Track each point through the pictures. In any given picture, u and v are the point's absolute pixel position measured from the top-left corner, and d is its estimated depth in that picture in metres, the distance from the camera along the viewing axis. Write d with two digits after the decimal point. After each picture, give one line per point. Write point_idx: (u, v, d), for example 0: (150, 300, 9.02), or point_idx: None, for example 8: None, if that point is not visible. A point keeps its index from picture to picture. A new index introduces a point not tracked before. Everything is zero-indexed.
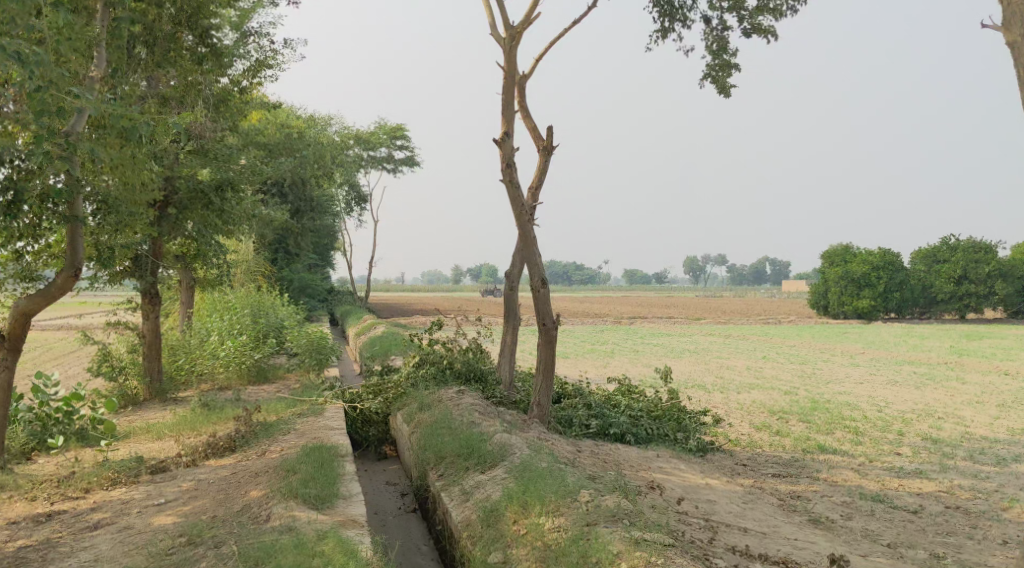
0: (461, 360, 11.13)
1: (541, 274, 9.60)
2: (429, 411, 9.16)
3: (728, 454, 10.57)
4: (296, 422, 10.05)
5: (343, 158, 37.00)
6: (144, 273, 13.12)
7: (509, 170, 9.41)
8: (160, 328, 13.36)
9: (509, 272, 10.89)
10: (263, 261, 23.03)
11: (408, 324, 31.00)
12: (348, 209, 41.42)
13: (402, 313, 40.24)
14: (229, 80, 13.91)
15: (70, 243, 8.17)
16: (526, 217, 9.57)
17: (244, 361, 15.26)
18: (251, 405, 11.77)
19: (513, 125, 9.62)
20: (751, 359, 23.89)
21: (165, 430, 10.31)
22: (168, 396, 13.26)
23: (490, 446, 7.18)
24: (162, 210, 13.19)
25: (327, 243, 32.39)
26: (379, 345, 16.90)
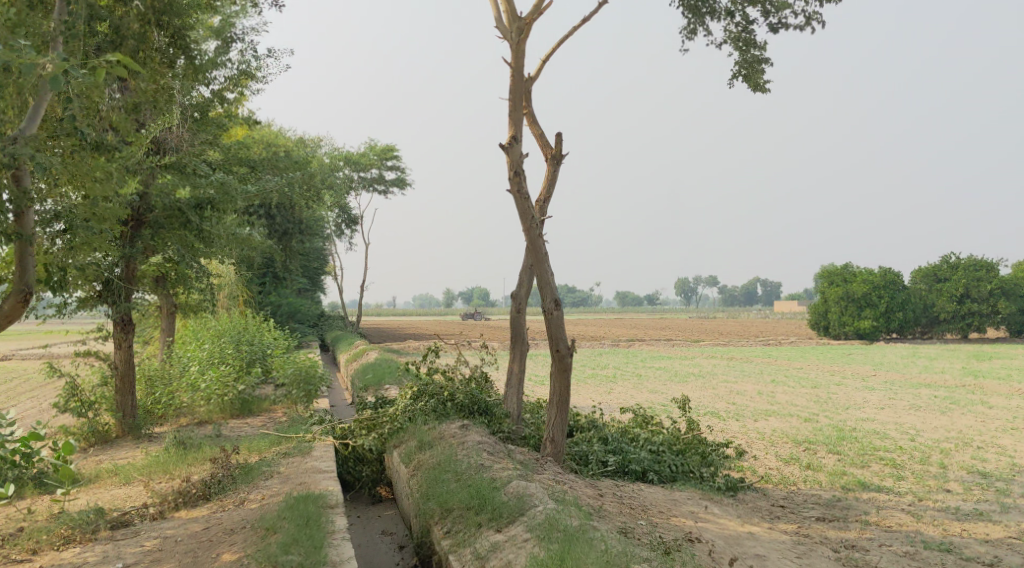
0: (464, 391, 10.12)
1: (555, 293, 8.61)
2: (431, 450, 8.13)
3: (760, 493, 9.57)
4: (280, 463, 8.97)
5: (332, 180, 36.06)
6: (117, 298, 12.04)
7: (517, 178, 8.47)
8: (134, 358, 12.29)
9: (516, 292, 9.90)
10: (247, 286, 21.98)
11: (401, 349, 29.91)
12: (338, 232, 40.39)
13: (394, 338, 39.15)
14: (205, 89, 13.02)
15: (18, 263, 7.14)
16: (536, 232, 8.58)
17: (227, 394, 14.20)
18: (232, 443, 10.68)
19: (522, 129, 8.74)
20: (760, 382, 22.91)
21: (133, 473, 9.21)
22: (142, 432, 12.20)
23: (504, 496, 6.18)
24: (136, 230, 12.19)
25: (316, 266, 31.35)
26: (372, 374, 15.83)
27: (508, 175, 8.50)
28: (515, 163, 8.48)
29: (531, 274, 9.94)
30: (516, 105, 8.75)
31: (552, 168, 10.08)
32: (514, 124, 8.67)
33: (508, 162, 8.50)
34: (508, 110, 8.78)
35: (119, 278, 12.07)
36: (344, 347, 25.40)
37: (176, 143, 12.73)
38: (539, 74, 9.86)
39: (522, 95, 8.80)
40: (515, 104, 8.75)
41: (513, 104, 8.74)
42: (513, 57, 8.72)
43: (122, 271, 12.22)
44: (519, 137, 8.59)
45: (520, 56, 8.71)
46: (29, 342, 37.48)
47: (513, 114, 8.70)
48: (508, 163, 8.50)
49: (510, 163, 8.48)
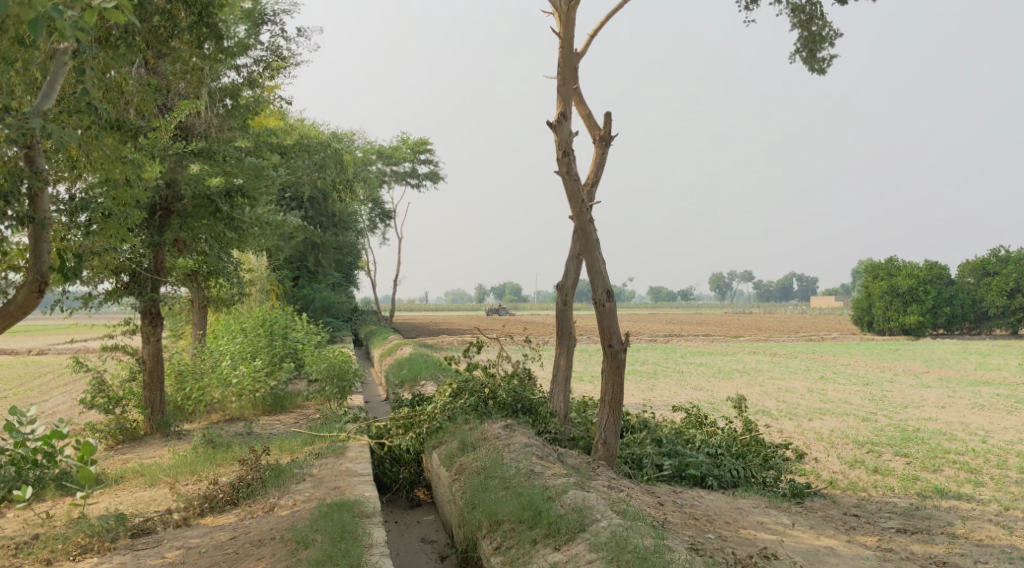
0: (507, 389, 9.49)
1: (607, 284, 7.92)
2: (474, 453, 7.52)
3: (829, 500, 8.84)
4: (313, 464, 8.41)
5: (365, 173, 35.65)
6: (145, 291, 11.59)
7: (565, 159, 7.81)
8: (163, 353, 11.83)
9: (562, 283, 9.24)
10: (279, 279, 21.57)
11: (435, 344, 29.38)
12: (371, 226, 39.98)
13: (428, 333, 38.70)
14: (234, 73, 12.48)
15: (33, 249, 6.66)
16: (587, 217, 7.90)
17: (258, 390, 13.73)
18: (263, 442, 10.16)
19: (571, 105, 8.07)
20: (807, 379, 22.00)
21: (159, 475, 8.71)
22: (172, 429, 11.76)
23: (560, 509, 5.58)
24: (165, 220, 11.71)
25: (349, 260, 30.95)
26: (408, 369, 15.27)
27: (556, 155, 7.84)
28: (564, 142, 7.82)
29: (578, 264, 9.27)
30: (564, 79, 8.09)
31: (600, 151, 9.39)
32: (562, 100, 8.01)
33: (555, 141, 7.85)
34: (557, 86, 8.12)
35: (148, 270, 11.62)
36: (377, 342, 24.92)
37: (205, 129, 12.22)
38: (586, 48, 9.17)
39: (571, 69, 8.14)
40: (563, 78, 8.08)
41: (561, 79, 8.08)
42: (562, 27, 8.07)
43: (150, 262, 11.77)
44: (568, 114, 7.92)
45: (569, 27, 8.07)
46: (66, 337, 37.60)
47: (561, 89, 8.04)
48: (556, 142, 7.84)
49: (558, 142, 7.82)
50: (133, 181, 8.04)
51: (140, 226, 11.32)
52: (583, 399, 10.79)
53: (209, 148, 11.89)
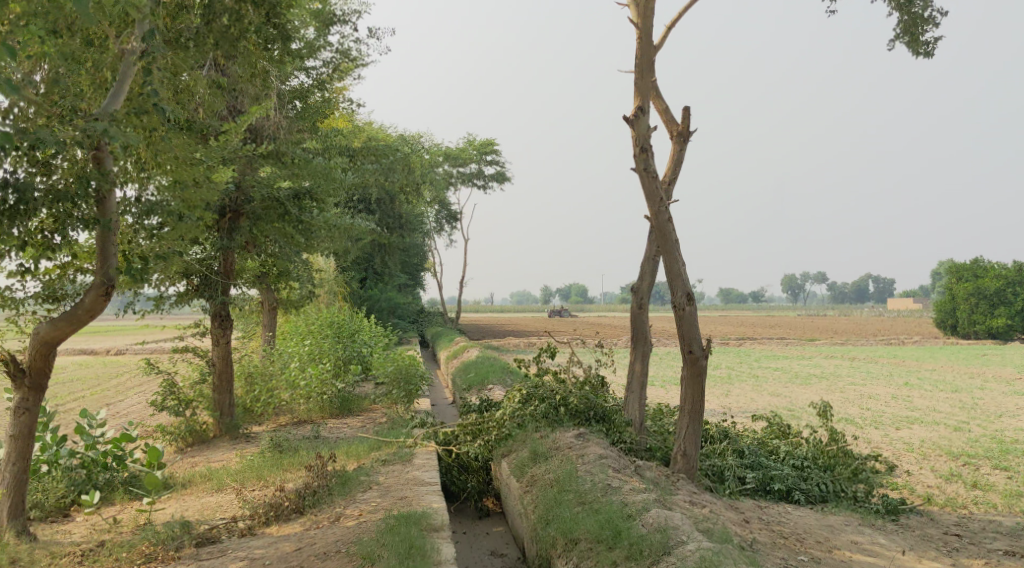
0: (580, 395, 9.11)
1: (687, 287, 7.48)
2: (546, 464, 7.18)
3: (926, 518, 8.21)
4: (379, 471, 8.19)
5: (432, 176, 35.70)
6: (214, 293, 11.58)
7: (643, 155, 7.40)
8: (232, 355, 11.82)
9: (637, 286, 8.83)
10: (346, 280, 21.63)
11: (502, 346, 29.16)
12: (438, 228, 40.06)
13: (494, 335, 38.52)
14: (302, 73, 12.44)
15: (99, 251, 6.54)
16: (665, 216, 7.47)
17: (326, 393, 13.65)
18: (330, 447, 10.00)
19: (649, 98, 7.67)
20: (890, 385, 21.00)
21: (226, 480, 8.62)
22: (241, 432, 11.74)
23: (641, 529, 5.24)
24: (234, 222, 11.69)
25: (417, 262, 31.00)
26: (476, 372, 15.02)
27: (634, 152, 7.44)
28: (642, 137, 7.41)
29: (654, 266, 8.85)
30: (642, 72, 7.69)
31: (677, 148, 8.94)
32: (640, 94, 7.60)
33: (633, 136, 7.45)
34: (634, 79, 7.73)
35: (218, 273, 11.62)
36: (444, 344, 24.81)
37: (273, 131, 12.18)
38: (664, 39, 8.74)
39: (649, 61, 7.73)
40: (641, 71, 7.68)
41: (639, 72, 7.68)
42: (640, 17, 7.69)
43: (220, 264, 11.77)
44: (647, 108, 7.51)
45: (648, 16, 7.68)
46: (145, 337, 38.71)
47: (639, 83, 7.64)
48: (634, 138, 7.45)
49: (636, 137, 7.42)
50: (202, 183, 7.95)
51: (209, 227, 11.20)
52: (658, 407, 10.34)
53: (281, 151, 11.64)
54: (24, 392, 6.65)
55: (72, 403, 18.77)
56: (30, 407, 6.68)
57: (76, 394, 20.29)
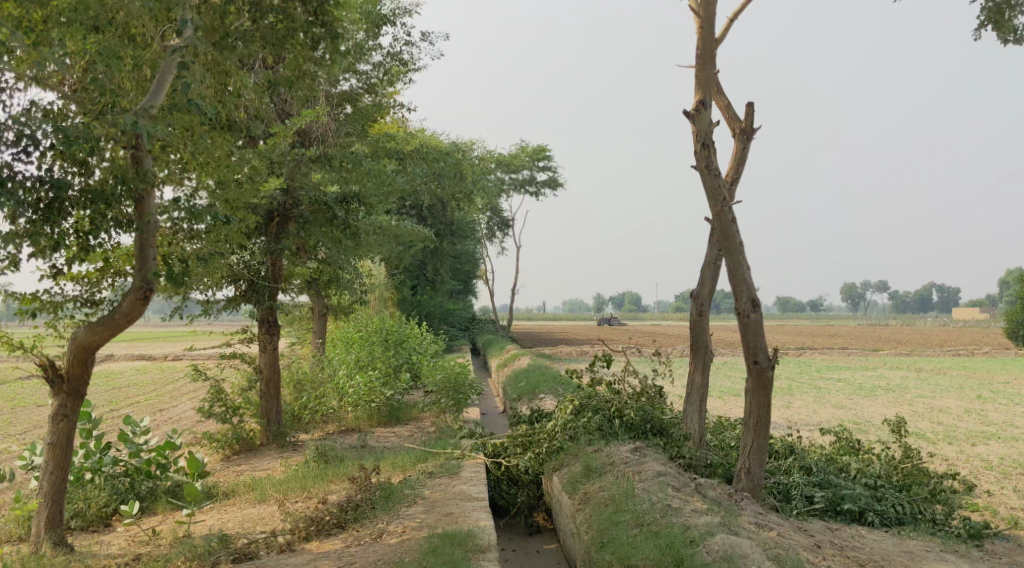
0: (636, 407, 8.64)
1: (752, 293, 6.99)
2: (601, 481, 6.75)
3: (1015, 543, 7.53)
4: (425, 484, 7.85)
5: (484, 182, 35.52)
6: (262, 299, 11.42)
7: (705, 152, 6.95)
8: (279, 362, 11.63)
9: (698, 291, 8.35)
10: (396, 287, 21.47)
11: (554, 355, 28.72)
12: (490, 235, 39.86)
13: (546, 343, 38.12)
14: (352, 75, 12.24)
15: (138, 255, 6.36)
16: (728, 217, 6.99)
17: (374, 401, 13.40)
18: (376, 457, 9.71)
19: (711, 92, 7.20)
20: (962, 398, 19.96)
21: (270, 491, 8.39)
22: (287, 440, 11.54)
23: (703, 557, 4.81)
24: (282, 226, 11.51)
25: (469, 269, 30.79)
26: (527, 381, 14.60)
27: (694, 148, 6.99)
28: (703, 133, 6.96)
29: (716, 271, 8.36)
30: (703, 65, 7.24)
31: (740, 146, 8.44)
32: (701, 88, 7.15)
33: (693, 132, 7.00)
34: (695, 71, 7.28)
35: (265, 278, 11.46)
36: (495, 351, 24.47)
37: (322, 134, 12.00)
38: (726, 31, 8.26)
39: (711, 53, 7.28)
40: (702, 63, 7.23)
41: (700, 65, 7.23)
42: (702, 6, 7.25)
43: (268, 269, 11.61)
44: (709, 102, 7.06)
45: (710, 5, 7.24)
46: (203, 343, 39.32)
47: (701, 75, 7.19)
48: (694, 134, 7.00)
49: (697, 133, 6.98)
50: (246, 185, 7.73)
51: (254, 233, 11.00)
52: (718, 419, 9.80)
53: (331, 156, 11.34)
54: (61, 400, 6.48)
55: (126, 409, 18.92)
56: (68, 415, 6.51)
57: (132, 399, 20.51)
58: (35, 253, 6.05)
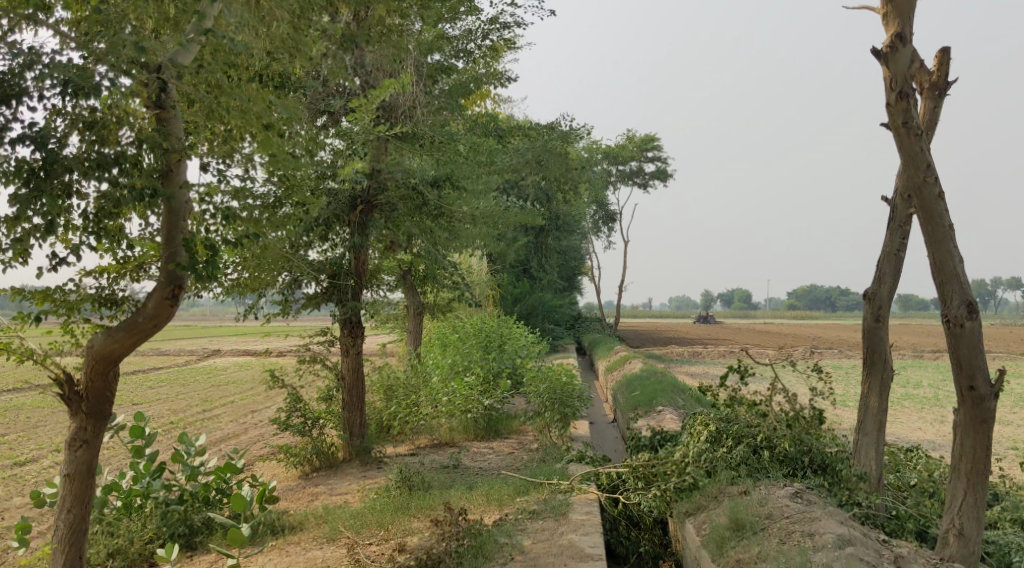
0: (791, 438, 6.81)
1: (967, 295, 5.02)
2: (761, 544, 5.01)
3: None
4: (524, 530, 6.32)
5: (589, 175, 33.80)
6: (345, 297, 10.10)
7: (902, 104, 5.10)
8: (362, 367, 10.40)
9: (873, 291, 6.49)
10: (496, 283, 20.14)
11: (666, 356, 26.78)
12: (594, 229, 38.13)
13: (656, 342, 36.13)
14: (443, 42, 10.82)
15: (166, 228, 5.24)
16: (934, 191, 5.08)
17: (471, 411, 12.01)
18: (470, 484, 8.29)
19: (910, 22, 5.30)
20: None
21: (339, 525, 7.12)
22: (372, 456, 10.36)
23: None
24: (367, 214, 10.17)
25: (574, 264, 29.16)
26: (641, 390, 12.87)
27: (887, 99, 5.15)
28: (900, 79, 5.11)
29: (897, 266, 6.48)
30: None
31: (931, 104, 6.43)
32: (898, 17, 5.26)
33: (886, 78, 5.16)
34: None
35: (348, 274, 10.10)
36: (602, 352, 22.78)
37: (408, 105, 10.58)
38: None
39: None
40: None
41: None
42: None
43: (351, 263, 10.35)
44: (908, 37, 5.17)
45: None
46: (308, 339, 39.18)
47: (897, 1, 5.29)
48: (887, 79, 5.16)
49: (892, 79, 5.13)
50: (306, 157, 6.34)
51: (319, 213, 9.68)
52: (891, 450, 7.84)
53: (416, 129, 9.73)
54: (80, 421, 5.32)
55: (218, 411, 18.29)
56: (89, 440, 5.34)
57: (225, 400, 19.97)
58: (36, 238, 4.83)
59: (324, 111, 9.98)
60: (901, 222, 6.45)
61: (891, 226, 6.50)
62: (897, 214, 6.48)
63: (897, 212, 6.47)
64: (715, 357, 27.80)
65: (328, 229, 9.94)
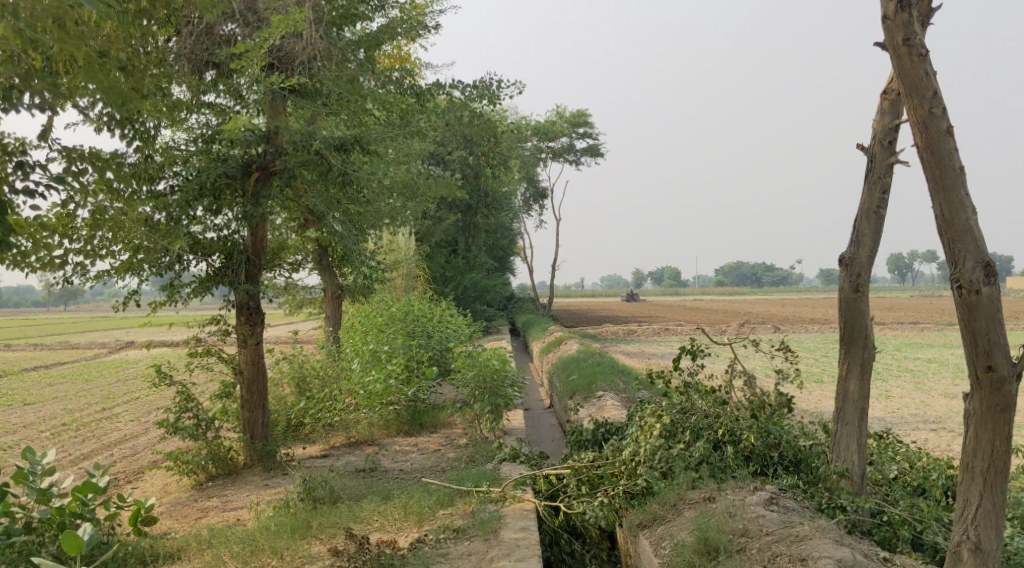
0: (756, 431, 5.87)
1: (982, 254, 4.03)
2: None
3: None
4: (448, 555, 5.23)
5: (518, 153, 32.72)
6: (239, 280, 8.89)
7: (904, 16, 4.09)
8: (262, 359, 9.27)
9: (851, 256, 5.54)
10: (421, 265, 18.93)
11: (602, 337, 26.02)
12: (526, 207, 37.12)
13: (591, 322, 35.46)
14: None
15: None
16: (942, 125, 4.06)
17: (393, 404, 10.85)
18: (386, 495, 7.16)
19: None
20: None
21: (224, 552, 5.89)
22: (277, 461, 9.23)
23: None
24: (264, 181, 8.92)
25: (505, 244, 28.10)
26: (578, 373, 11.85)
27: (885, 11, 4.14)
28: None
29: (877, 224, 5.53)
30: None
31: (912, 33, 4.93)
32: None
33: None
34: None
35: (243, 253, 8.95)
36: (537, 333, 21.79)
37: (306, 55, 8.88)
38: None
39: None
40: None
41: None
42: None
43: (246, 241, 9.14)
44: None
45: None
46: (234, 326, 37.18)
47: None
48: None
49: None
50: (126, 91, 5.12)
51: (201, 177, 8.41)
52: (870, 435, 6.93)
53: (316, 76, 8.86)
54: None
55: (119, 409, 16.66)
56: None
57: (129, 397, 18.32)
58: None
59: (209, 64, 8.65)
60: (880, 173, 5.52)
61: (869, 178, 5.55)
62: (875, 165, 5.56)
63: (875, 162, 5.55)
64: (650, 335, 27.13)
65: (219, 200, 8.66)
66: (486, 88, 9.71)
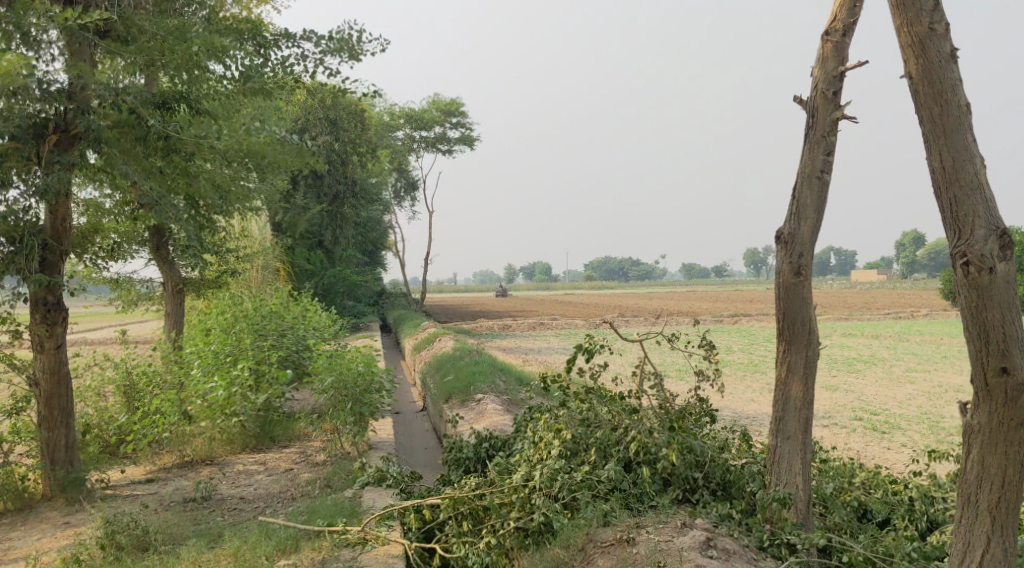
0: (675, 449, 4.79)
1: (993, 212, 3.30)
2: None
3: None
4: None
5: (388, 141, 31.07)
6: (31, 269, 7.08)
7: None
8: (64, 366, 7.50)
9: (790, 232, 4.53)
10: (280, 256, 17.16)
11: (478, 332, 24.93)
12: (396, 198, 35.40)
13: (464, 317, 34.32)
14: None
15: None
16: (944, 48, 3.39)
17: (238, 414, 9.27)
18: (215, 538, 5.67)
19: None
20: (955, 367, 17.14)
21: None
22: (84, 491, 7.48)
23: None
24: (65, 145, 7.19)
25: (375, 236, 26.48)
26: (454, 374, 10.52)
27: None
28: None
29: (820, 192, 4.55)
30: None
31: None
32: None
33: None
34: None
35: (37, 235, 7.15)
36: (408, 330, 20.32)
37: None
38: None
39: None
40: None
41: None
42: None
43: (44, 220, 7.36)
44: None
45: None
46: (76, 324, 33.39)
47: None
48: None
49: None
50: None
51: None
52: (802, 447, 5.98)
53: (129, 18, 7.30)
54: None
55: None
56: None
57: None
58: None
59: None
60: (824, 130, 4.54)
61: (810, 138, 4.57)
62: (817, 121, 4.57)
63: (817, 117, 4.57)
64: (527, 330, 26.15)
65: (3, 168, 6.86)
66: (344, 39, 8.28)
